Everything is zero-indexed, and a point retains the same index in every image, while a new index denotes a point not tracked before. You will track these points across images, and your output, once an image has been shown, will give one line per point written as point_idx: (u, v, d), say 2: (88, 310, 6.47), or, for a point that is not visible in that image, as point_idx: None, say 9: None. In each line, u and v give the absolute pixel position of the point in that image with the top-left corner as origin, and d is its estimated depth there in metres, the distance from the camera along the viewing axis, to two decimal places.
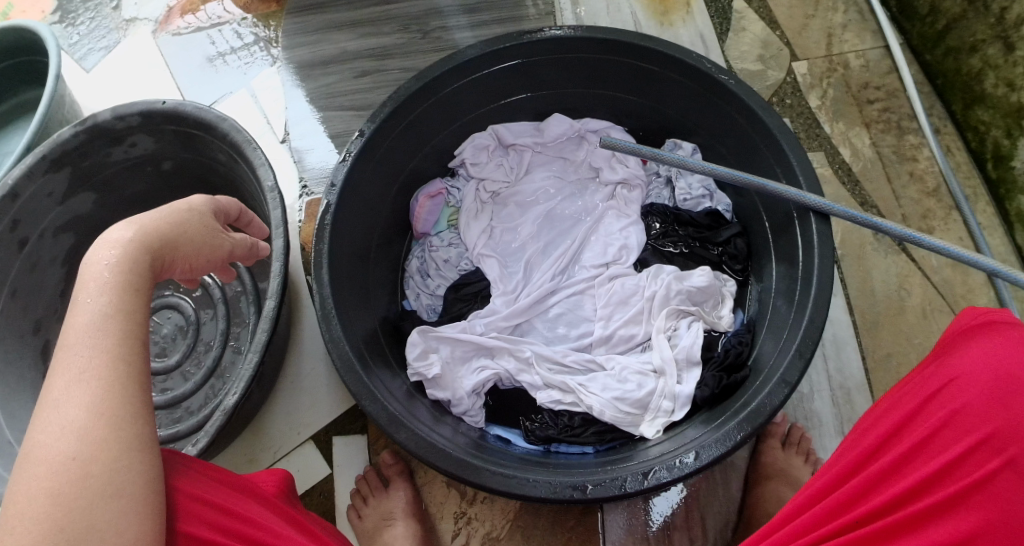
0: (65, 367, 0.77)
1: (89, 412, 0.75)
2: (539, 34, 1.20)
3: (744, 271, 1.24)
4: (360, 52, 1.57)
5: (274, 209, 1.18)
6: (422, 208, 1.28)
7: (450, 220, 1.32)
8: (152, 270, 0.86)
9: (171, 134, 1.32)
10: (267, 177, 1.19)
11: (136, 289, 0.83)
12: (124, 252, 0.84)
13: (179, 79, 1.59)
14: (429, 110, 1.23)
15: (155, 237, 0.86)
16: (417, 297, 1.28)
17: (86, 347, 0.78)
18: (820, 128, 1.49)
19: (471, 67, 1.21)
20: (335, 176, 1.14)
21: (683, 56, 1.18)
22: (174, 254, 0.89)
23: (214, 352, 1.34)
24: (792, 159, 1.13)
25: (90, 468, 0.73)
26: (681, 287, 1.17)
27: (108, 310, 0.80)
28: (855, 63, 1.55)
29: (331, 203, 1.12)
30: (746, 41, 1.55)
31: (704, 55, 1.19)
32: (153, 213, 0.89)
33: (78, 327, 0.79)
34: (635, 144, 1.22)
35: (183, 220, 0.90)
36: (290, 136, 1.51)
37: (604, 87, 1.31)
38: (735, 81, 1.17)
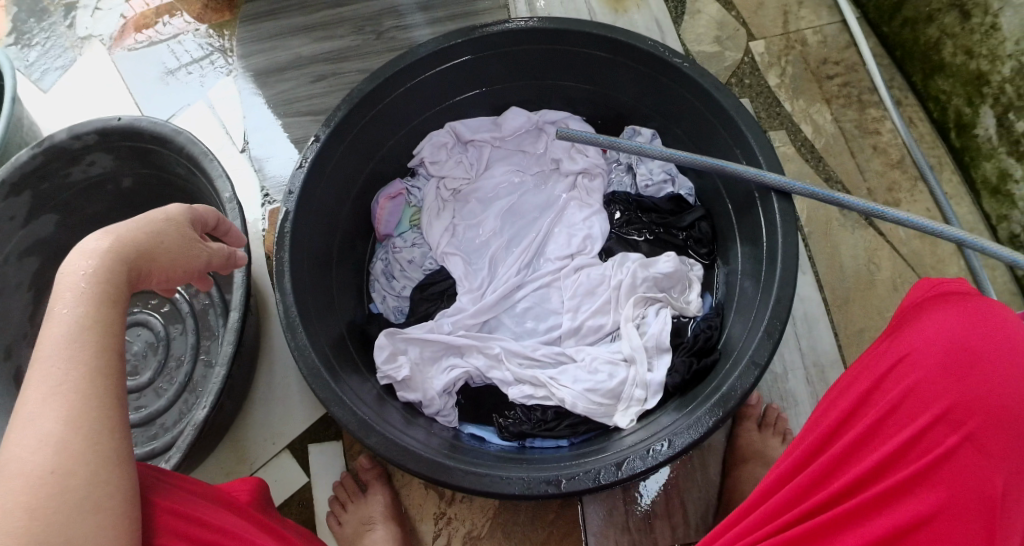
0: (39, 377, 0.72)
1: (65, 425, 0.71)
2: (489, 28, 1.20)
3: (710, 254, 1.23)
4: (316, 56, 1.56)
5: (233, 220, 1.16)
6: (382, 209, 1.26)
7: (412, 219, 1.30)
8: (129, 280, 0.82)
9: (128, 150, 1.30)
10: (224, 189, 1.18)
11: (114, 299, 0.79)
12: (102, 260, 0.80)
13: (137, 94, 1.57)
14: (386, 110, 1.22)
15: (132, 246, 0.82)
16: (383, 299, 1.26)
17: (61, 358, 0.73)
18: (781, 106, 1.49)
19: (425, 65, 1.20)
20: (293, 182, 1.12)
21: (636, 41, 1.18)
22: (152, 265, 0.84)
23: (186, 367, 1.31)
24: (752, 139, 1.12)
25: (67, 482, 0.69)
26: (648, 274, 1.17)
27: (84, 320, 0.76)
28: (813, 39, 1.55)
29: (290, 211, 1.11)
30: (702, 24, 1.55)
31: (657, 40, 1.19)
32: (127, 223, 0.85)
33: (52, 338, 0.74)
34: (592, 134, 1.21)
35: (162, 228, 0.86)
36: (250, 144, 1.49)
37: (560, 77, 1.30)
38: (690, 64, 1.16)
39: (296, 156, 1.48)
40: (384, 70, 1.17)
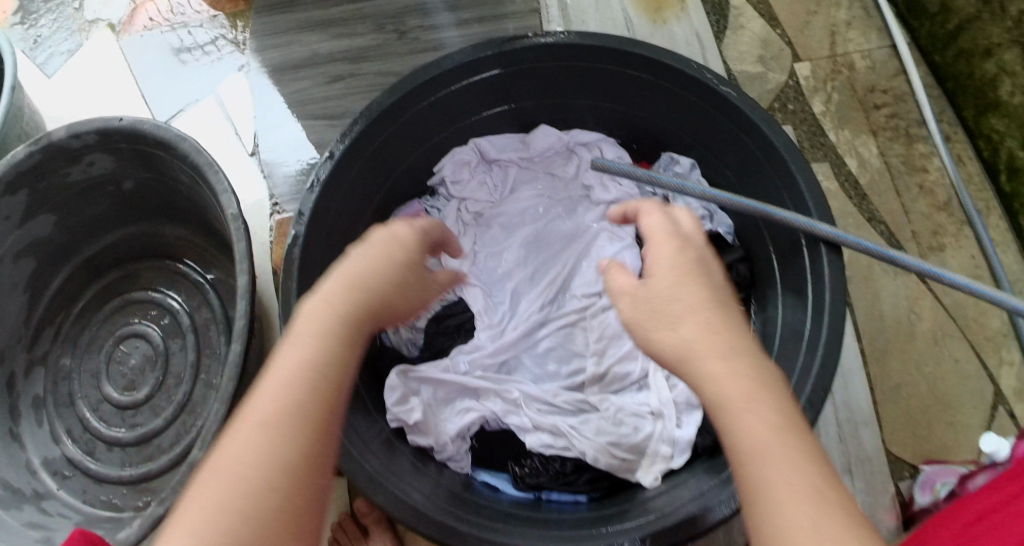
0: (269, 395, 0.70)
1: (295, 455, 0.68)
2: (523, 41, 1.11)
3: (746, 298, 1.16)
4: (333, 55, 1.47)
5: (238, 239, 1.07)
6: None
7: (429, 242, 1.22)
8: (370, 315, 0.78)
9: (130, 152, 1.20)
10: (229, 205, 1.08)
11: (352, 336, 0.76)
12: (354, 288, 0.78)
13: (143, 84, 1.47)
14: (406, 124, 1.13)
15: (370, 285, 0.79)
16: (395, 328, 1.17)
17: (298, 385, 0.71)
18: (825, 136, 1.39)
19: (449, 78, 1.11)
20: (303, 205, 1.04)
21: (679, 64, 1.09)
22: (388, 302, 0.81)
23: (185, 386, 1.24)
24: (801, 183, 1.03)
25: (284, 519, 0.66)
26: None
27: (326, 353, 0.73)
28: (861, 64, 1.46)
29: (299, 234, 1.02)
30: (744, 41, 1.46)
31: (701, 64, 1.10)
32: (354, 251, 0.83)
33: (294, 361, 0.72)
34: (628, 165, 1.11)
35: (400, 260, 0.83)
36: (260, 149, 1.40)
37: (592, 97, 1.21)
38: (738, 94, 1.07)
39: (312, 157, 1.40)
40: (404, 83, 1.08)
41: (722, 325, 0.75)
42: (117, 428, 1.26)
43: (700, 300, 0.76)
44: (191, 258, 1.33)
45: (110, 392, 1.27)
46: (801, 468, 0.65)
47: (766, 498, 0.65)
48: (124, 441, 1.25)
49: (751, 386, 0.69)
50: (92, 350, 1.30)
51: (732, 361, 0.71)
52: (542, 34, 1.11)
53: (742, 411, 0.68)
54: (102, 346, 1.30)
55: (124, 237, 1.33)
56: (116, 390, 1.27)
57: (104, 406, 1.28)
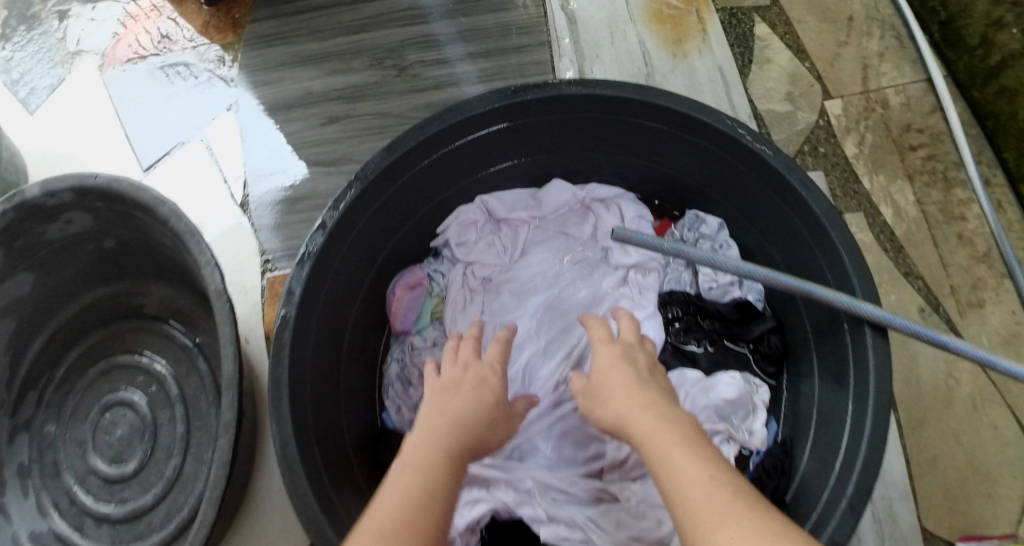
0: (380, 528, 0.69)
1: None
2: (539, 90, 1.01)
3: (778, 373, 1.08)
4: (328, 93, 1.38)
5: (223, 317, 0.95)
6: (399, 301, 1.12)
7: (434, 310, 1.14)
8: (469, 445, 0.81)
9: (108, 211, 1.11)
10: (213, 279, 0.97)
11: (458, 468, 0.77)
12: (450, 419, 0.81)
13: (128, 124, 1.37)
14: (406, 184, 1.05)
15: (466, 414, 0.83)
16: (398, 408, 1.09)
17: (405, 517, 0.70)
18: (858, 182, 1.30)
19: (453, 132, 1.02)
20: (293, 282, 0.94)
21: (710, 118, 0.99)
22: (483, 429, 0.84)
23: (174, 460, 1.17)
24: (845, 256, 0.93)
25: None
26: (708, 400, 1.01)
27: (432, 484, 0.73)
28: (895, 100, 1.37)
29: (289, 317, 0.92)
30: (772, 76, 1.36)
31: (734, 117, 1.01)
32: (435, 384, 0.86)
33: (400, 493, 0.72)
34: (649, 236, 0.98)
35: (482, 389, 0.86)
36: (250, 197, 1.30)
37: (612, 148, 1.12)
38: (775, 153, 0.98)
39: (304, 172, 1.32)
40: (401, 142, 0.99)
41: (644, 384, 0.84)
42: (105, 503, 1.19)
43: (618, 360, 0.88)
44: (177, 319, 1.24)
45: (97, 463, 1.20)
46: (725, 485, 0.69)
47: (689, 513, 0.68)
48: (114, 517, 1.18)
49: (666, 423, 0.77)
50: (78, 417, 1.23)
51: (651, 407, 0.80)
52: (558, 83, 1.01)
53: (660, 444, 0.75)
54: (87, 414, 1.23)
55: (109, 294, 1.26)
56: (104, 463, 1.20)
57: (90, 477, 1.20)
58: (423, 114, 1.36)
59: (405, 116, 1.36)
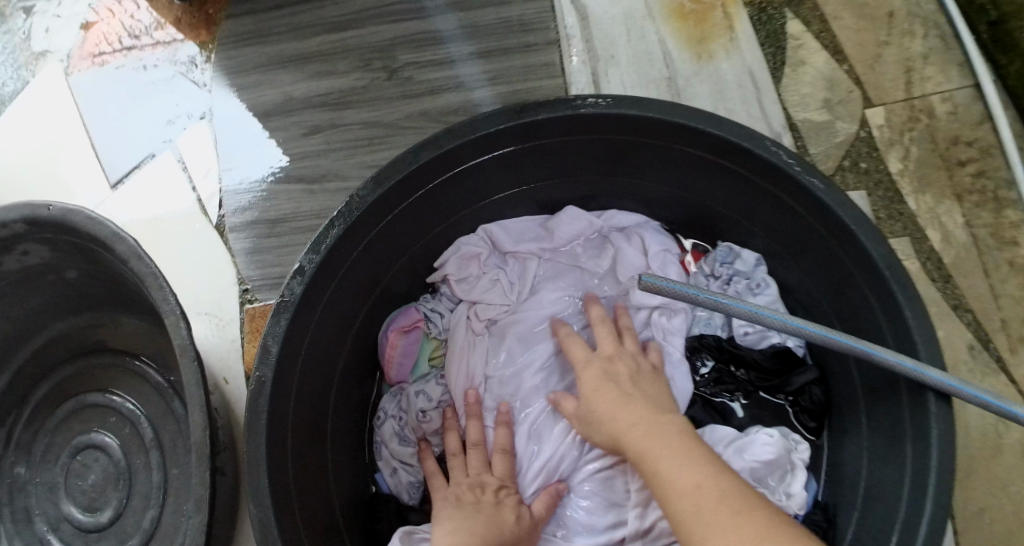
0: None
1: None
2: (552, 109, 0.88)
3: (818, 427, 0.98)
4: (311, 99, 1.23)
5: (189, 378, 0.84)
6: (393, 347, 1.01)
7: (433, 354, 1.04)
8: None
9: (68, 244, 0.99)
10: (177, 333, 0.85)
11: None
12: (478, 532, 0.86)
13: (92, 132, 1.24)
14: (398, 218, 0.93)
15: None
16: (394, 471, 1.00)
17: None
18: (903, 203, 1.16)
19: (453, 158, 0.90)
20: (268, 338, 0.83)
21: (753, 145, 0.87)
22: None
23: (151, 512, 1.08)
24: (906, 311, 0.82)
25: None
26: (743, 463, 0.91)
27: None
28: (941, 109, 1.20)
29: (266, 379, 0.82)
30: (807, 80, 1.20)
31: (779, 143, 0.88)
32: (451, 498, 0.91)
33: None
34: (683, 287, 0.84)
35: (502, 506, 0.90)
36: (227, 215, 1.17)
37: (634, 172, 0.99)
38: (826, 186, 0.85)
39: (284, 162, 1.20)
40: (390, 171, 0.87)
41: (633, 397, 0.86)
42: None
43: (605, 376, 0.90)
44: (147, 354, 1.14)
45: (70, 512, 1.11)
46: (712, 492, 0.72)
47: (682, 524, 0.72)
48: None
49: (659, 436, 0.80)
50: (49, 460, 1.14)
51: (641, 421, 0.83)
52: (577, 102, 0.88)
53: (655, 456, 0.78)
54: (58, 457, 1.13)
55: (77, 325, 1.15)
56: (77, 510, 1.11)
57: (64, 525, 1.11)
58: (417, 123, 1.20)
59: (399, 126, 1.20)
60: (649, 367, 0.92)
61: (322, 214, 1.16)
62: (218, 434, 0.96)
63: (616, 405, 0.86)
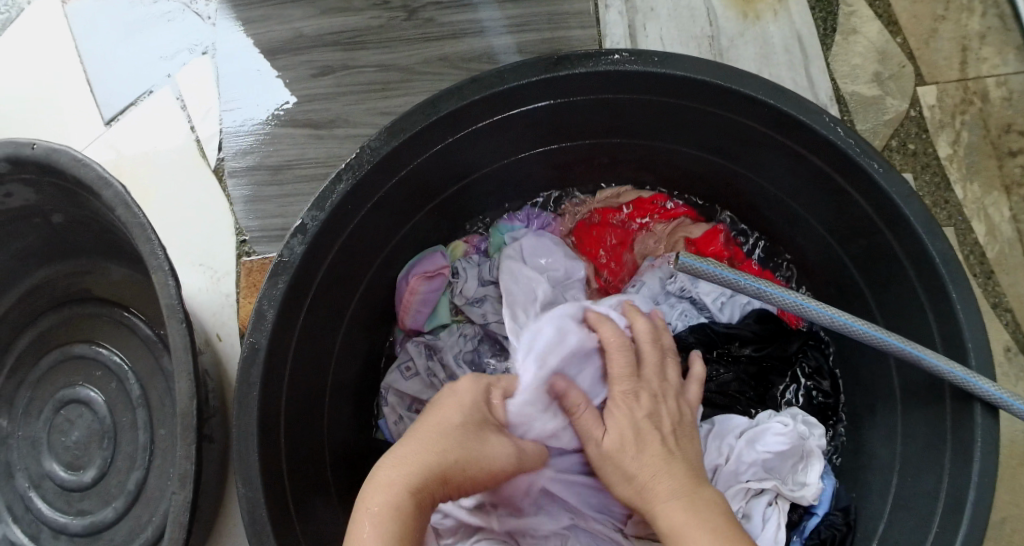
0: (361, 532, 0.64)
1: None
2: (589, 64, 0.80)
3: (834, 390, 0.95)
4: (322, 37, 1.13)
5: (176, 338, 0.80)
6: (413, 293, 0.96)
7: (454, 307, 0.98)
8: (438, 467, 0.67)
9: (53, 186, 0.93)
10: (164, 290, 0.80)
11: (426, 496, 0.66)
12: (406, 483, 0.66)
13: (87, 62, 1.14)
14: (414, 173, 0.85)
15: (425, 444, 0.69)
16: (398, 418, 0.95)
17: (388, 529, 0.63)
18: (950, 191, 1.07)
19: (476, 113, 0.82)
20: (264, 302, 0.76)
21: (810, 118, 0.79)
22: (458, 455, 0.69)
23: (136, 473, 1.03)
24: (959, 314, 0.76)
25: None
26: (755, 454, 0.86)
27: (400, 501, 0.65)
28: (996, 93, 1.10)
29: (259, 345, 0.75)
30: (858, 50, 1.11)
31: (838, 118, 0.80)
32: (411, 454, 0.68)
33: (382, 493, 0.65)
34: (723, 270, 0.77)
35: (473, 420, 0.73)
36: (226, 158, 1.10)
37: (673, 139, 0.92)
38: (885, 169, 0.78)
39: (291, 102, 1.12)
40: (405, 123, 0.79)
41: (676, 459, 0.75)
42: (62, 513, 1.06)
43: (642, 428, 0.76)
44: (136, 306, 1.09)
45: (52, 468, 1.06)
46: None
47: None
48: (72, 530, 1.05)
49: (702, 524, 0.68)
50: (31, 414, 1.08)
51: (678, 490, 0.72)
52: (618, 58, 0.80)
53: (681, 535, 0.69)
54: (40, 411, 1.08)
55: (66, 272, 1.09)
56: (60, 468, 1.06)
57: (45, 482, 1.07)
58: (435, 69, 1.11)
59: (415, 71, 1.11)
60: (688, 414, 0.81)
61: (327, 162, 1.09)
62: (207, 396, 0.91)
63: (658, 469, 0.73)
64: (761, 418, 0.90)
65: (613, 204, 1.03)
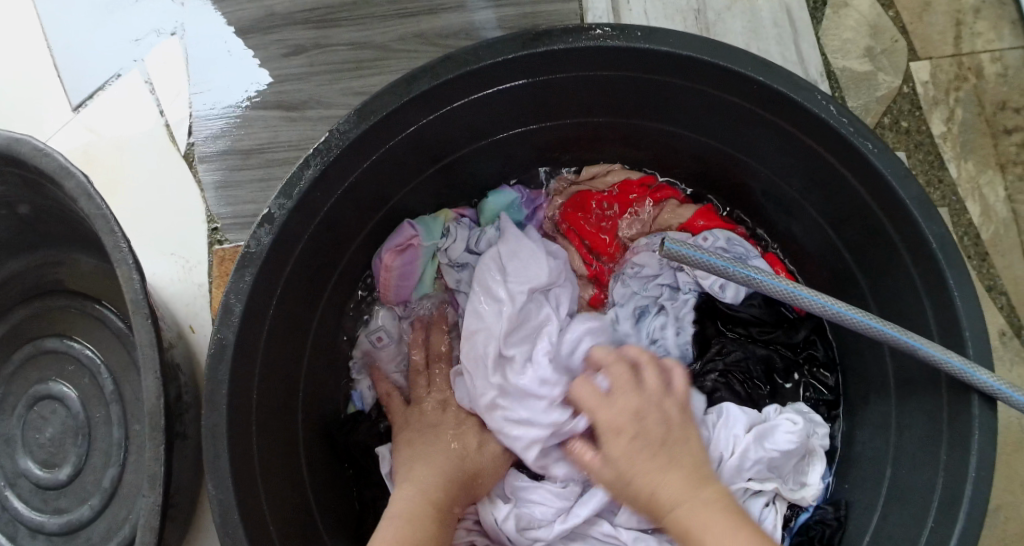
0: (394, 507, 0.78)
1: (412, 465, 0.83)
2: (569, 41, 0.77)
3: (834, 388, 0.93)
4: (295, 16, 1.09)
5: (143, 331, 0.76)
6: (392, 271, 0.92)
7: (437, 276, 0.96)
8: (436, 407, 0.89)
9: (15, 176, 0.89)
10: (128, 282, 0.76)
11: (432, 475, 0.81)
12: (423, 493, 0.79)
13: (52, 45, 1.10)
14: (388, 156, 0.82)
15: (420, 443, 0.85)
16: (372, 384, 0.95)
17: (407, 485, 0.80)
18: (944, 169, 1.05)
19: (451, 94, 0.78)
20: (231, 294, 0.73)
21: (797, 93, 0.76)
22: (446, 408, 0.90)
23: (112, 470, 1.00)
24: (956, 299, 0.73)
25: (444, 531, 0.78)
26: (763, 452, 0.82)
27: (409, 487, 0.80)
28: (991, 68, 1.07)
29: (228, 339, 0.72)
30: (849, 24, 1.07)
31: (830, 96, 0.77)
32: (412, 424, 0.87)
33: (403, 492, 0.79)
34: (713, 256, 0.75)
35: (463, 434, 0.86)
36: (197, 143, 1.06)
37: (659, 118, 0.89)
38: (878, 149, 0.75)
39: (264, 84, 1.08)
40: (377, 104, 0.76)
41: (660, 455, 0.73)
42: (39, 511, 1.03)
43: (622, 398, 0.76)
44: (110, 299, 1.05)
45: (26, 466, 1.03)
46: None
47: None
48: (49, 529, 1.02)
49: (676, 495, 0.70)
50: (3, 411, 1.05)
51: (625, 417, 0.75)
52: (599, 33, 0.77)
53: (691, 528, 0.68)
54: (14, 408, 1.05)
55: (35, 264, 1.06)
56: (35, 465, 1.02)
57: (19, 480, 1.04)
58: (414, 48, 1.08)
59: (391, 50, 1.08)
60: (677, 412, 0.76)
61: (301, 146, 1.06)
62: (180, 391, 0.87)
63: (620, 439, 0.74)
64: (769, 415, 0.87)
65: (597, 184, 0.99)
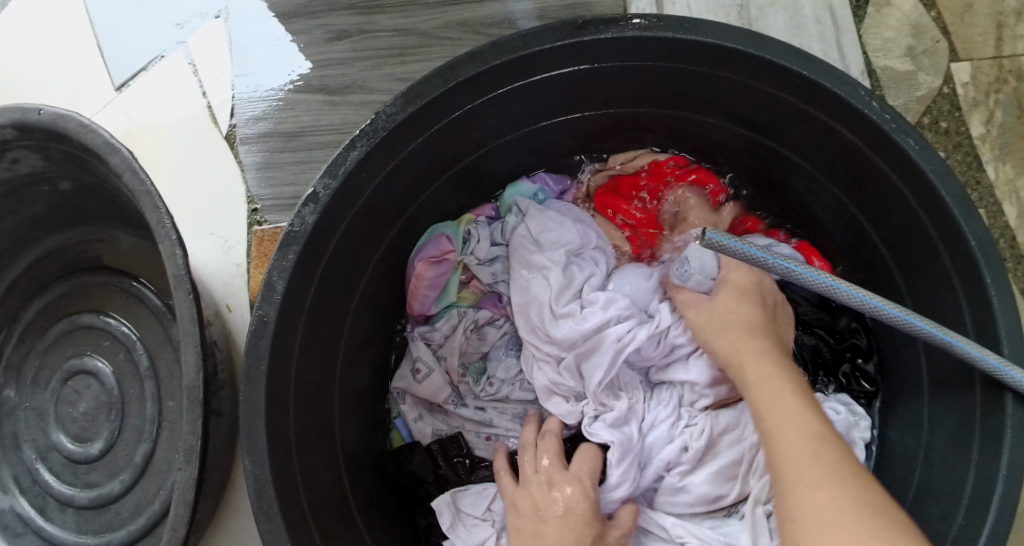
0: None
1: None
2: (613, 30, 0.77)
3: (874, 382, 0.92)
4: (336, 1, 1.10)
5: (186, 307, 0.77)
6: (420, 278, 0.93)
7: (463, 281, 0.97)
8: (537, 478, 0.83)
9: (58, 151, 0.90)
10: (173, 257, 0.77)
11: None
12: None
13: (96, 25, 1.11)
14: (431, 140, 0.82)
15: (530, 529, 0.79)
16: (418, 417, 0.95)
17: None
18: (982, 171, 1.04)
19: (495, 80, 0.79)
20: (274, 273, 0.74)
21: (843, 89, 0.76)
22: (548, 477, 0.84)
23: (144, 445, 1.02)
24: (994, 299, 0.73)
25: None
26: None
27: None
28: None
29: (269, 317, 0.73)
30: (891, 23, 1.07)
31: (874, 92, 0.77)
32: (524, 508, 0.81)
33: None
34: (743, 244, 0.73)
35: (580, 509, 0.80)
36: (238, 125, 1.07)
37: (700, 109, 0.89)
38: (921, 146, 0.75)
39: (304, 68, 1.09)
40: (422, 88, 0.76)
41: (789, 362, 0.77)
42: (69, 485, 1.04)
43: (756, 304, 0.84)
44: (146, 277, 1.07)
45: (58, 440, 1.04)
46: (851, 501, 0.59)
47: (797, 518, 0.61)
48: (79, 503, 1.03)
49: (799, 432, 0.66)
50: (38, 385, 1.07)
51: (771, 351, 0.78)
52: (643, 23, 0.77)
53: (795, 448, 0.65)
54: (48, 382, 1.06)
55: (74, 241, 1.07)
56: (67, 439, 1.04)
57: (52, 454, 1.05)
58: (455, 35, 1.08)
59: (433, 37, 1.08)
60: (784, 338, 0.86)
61: (341, 130, 1.07)
62: (217, 368, 0.88)
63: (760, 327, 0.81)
64: None
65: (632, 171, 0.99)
